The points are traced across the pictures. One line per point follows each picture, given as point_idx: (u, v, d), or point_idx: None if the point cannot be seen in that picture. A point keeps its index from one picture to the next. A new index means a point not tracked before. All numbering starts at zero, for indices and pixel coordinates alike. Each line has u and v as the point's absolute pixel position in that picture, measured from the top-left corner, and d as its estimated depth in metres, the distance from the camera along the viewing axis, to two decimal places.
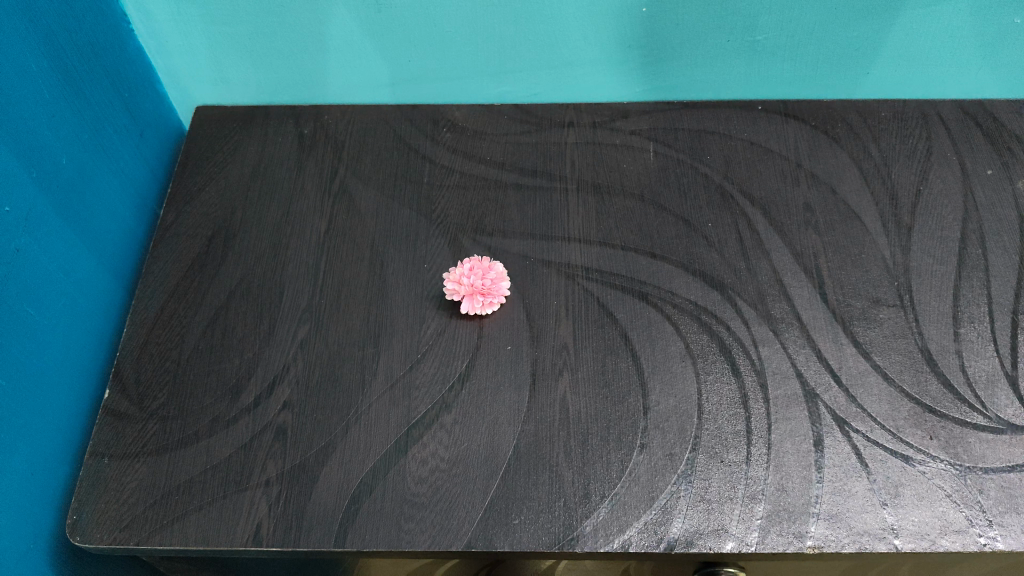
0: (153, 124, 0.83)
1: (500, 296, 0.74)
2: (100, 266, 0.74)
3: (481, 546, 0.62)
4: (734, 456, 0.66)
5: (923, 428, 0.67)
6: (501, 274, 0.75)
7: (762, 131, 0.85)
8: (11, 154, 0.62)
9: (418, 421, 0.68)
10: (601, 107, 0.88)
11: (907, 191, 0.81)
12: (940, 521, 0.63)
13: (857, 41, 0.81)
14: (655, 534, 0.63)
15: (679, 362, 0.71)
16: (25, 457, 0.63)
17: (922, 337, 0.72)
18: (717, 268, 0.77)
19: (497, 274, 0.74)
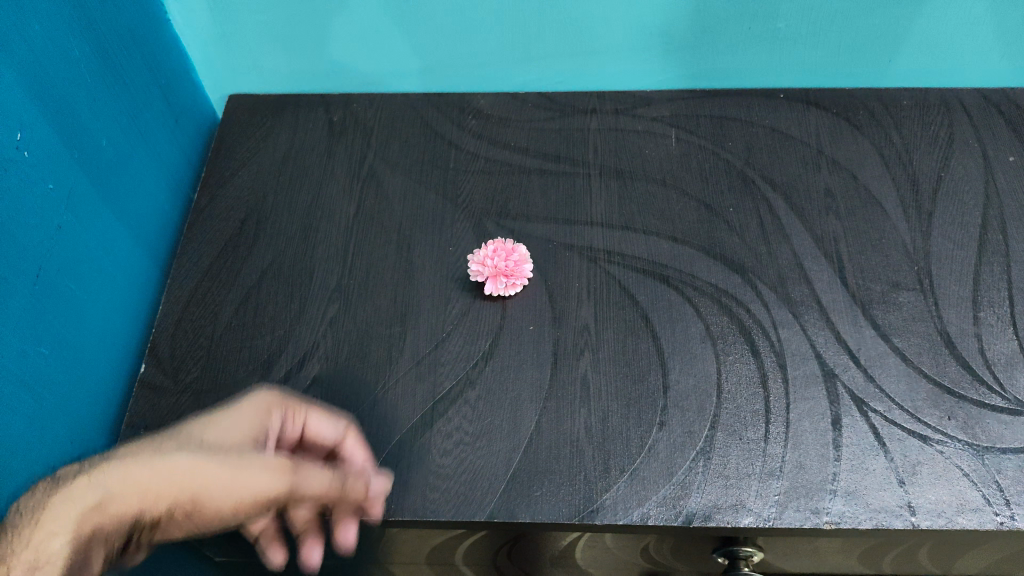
0: (188, 111, 0.86)
1: (521, 277, 0.75)
2: (137, 246, 0.76)
3: (504, 517, 0.64)
4: (752, 434, 0.67)
5: (941, 409, 0.68)
6: (523, 256, 0.76)
7: (784, 119, 0.86)
8: (53, 134, 0.65)
9: (443, 397, 0.70)
10: (624, 95, 0.89)
11: (928, 178, 0.82)
12: (957, 499, 0.64)
13: (879, 29, 0.82)
14: (673, 508, 0.64)
15: (700, 343, 0.72)
16: (65, 426, 0.65)
17: (941, 320, 0.73)
18: (738, 252, 0.78)
19: (520, 257, 0.76)
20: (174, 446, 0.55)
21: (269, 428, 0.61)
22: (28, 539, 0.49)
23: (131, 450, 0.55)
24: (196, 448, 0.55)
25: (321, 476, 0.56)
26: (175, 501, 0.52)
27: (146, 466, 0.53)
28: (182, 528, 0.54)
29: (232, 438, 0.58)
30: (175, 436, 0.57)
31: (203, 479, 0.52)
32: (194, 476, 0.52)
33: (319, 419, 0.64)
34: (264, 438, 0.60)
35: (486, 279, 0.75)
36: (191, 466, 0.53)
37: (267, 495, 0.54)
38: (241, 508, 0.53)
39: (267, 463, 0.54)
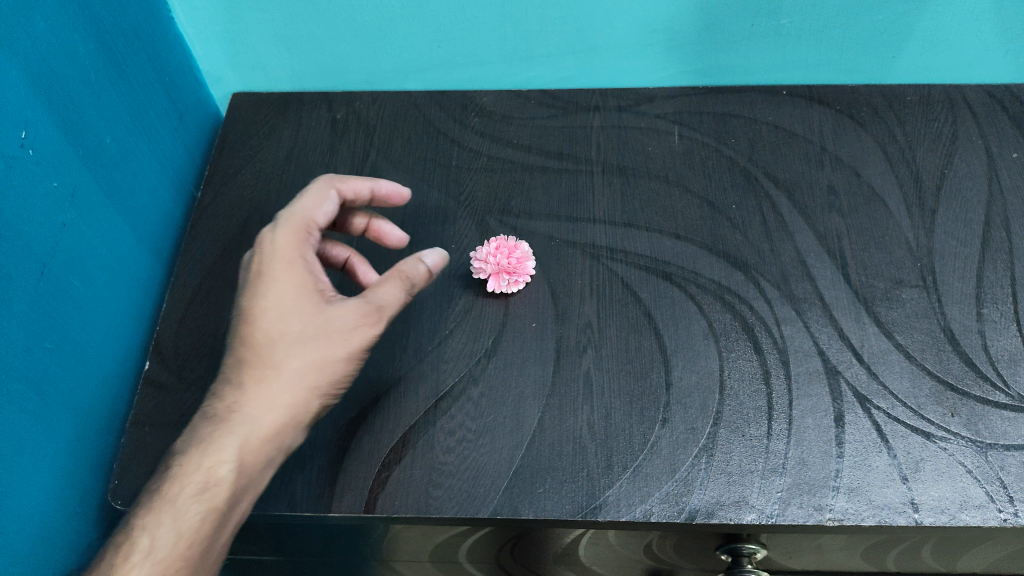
0: (191, 109, 0.86)
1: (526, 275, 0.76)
2: (141, 244, 0.77)
3: (507, 514, 0.64)
4: (754, 430, 0.67)
5: (944, 406, 0.68)
6: (525, 253, 0.76)
7: (787, 116, 0.86)
8: (57, 131, 0.65)
9: (446, 394, 0.70)
10: (627, 92, 0.89)
11: (932, 174, 0.82)
12: (961, 496, 0.64)
13: (883, 26, 0.81)
14: (675, 505, 0.64)
15: (703, 340, 0.72)
16: (70, 424, 0.66)
17: (944, 317, 0.73)
18: (741, 249, 0.78)
19: (522, 254, 0.76)
20: (279, 357, 0.63)
21: (304, 244, 0.68)
22: (235, 461, 0.61)
23: (260, 384, 0.62)
24: (308, 360, 0.63)
25: (397, 282, 0.67)
26: (322, 385, 0.64)
27: (284, 390, 0.62)
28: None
29: (288, 313, 0.64)
30: (269, 343, 0.63)
31: (331, 357, 0.64)
32: (323, 363, 0.63)
33: (310, 206, 0.70)
34: (307, 257, 0.68)
35: (489, 277, 0.75)
36: (344, 346, 0.65)
37: (382, 302, 0.66)
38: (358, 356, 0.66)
39: (362, 307, 0.65)
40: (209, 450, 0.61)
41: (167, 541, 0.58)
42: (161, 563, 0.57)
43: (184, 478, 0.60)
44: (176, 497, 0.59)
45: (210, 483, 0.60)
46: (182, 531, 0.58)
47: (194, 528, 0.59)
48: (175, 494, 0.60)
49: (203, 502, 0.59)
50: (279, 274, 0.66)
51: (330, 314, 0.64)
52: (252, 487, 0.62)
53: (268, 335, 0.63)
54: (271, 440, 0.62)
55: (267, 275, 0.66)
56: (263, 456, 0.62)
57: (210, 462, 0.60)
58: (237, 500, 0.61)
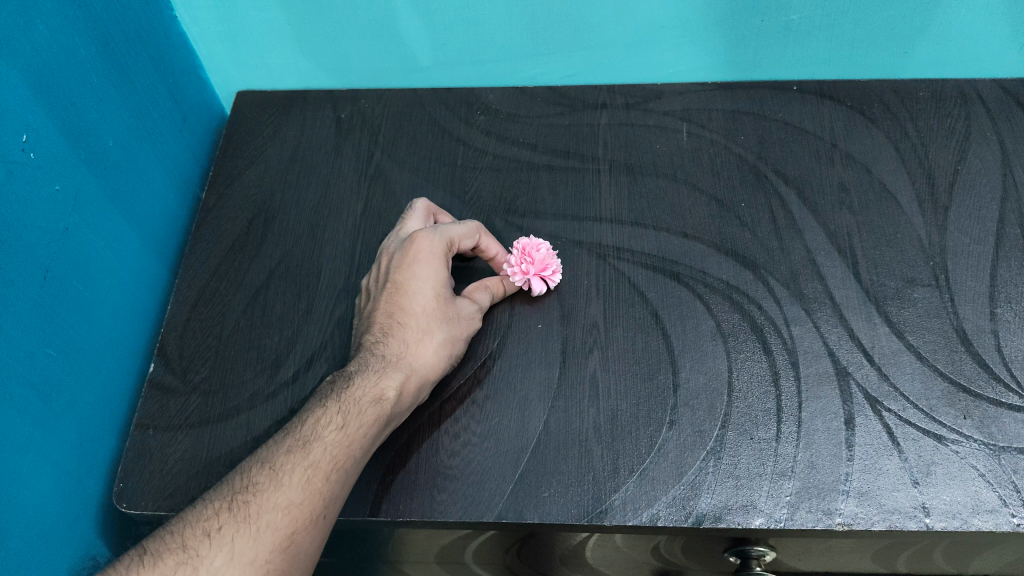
0: (195, 109, 0.86)
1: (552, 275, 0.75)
2: (145, 245, 0.76)
3: (512, 518, 0.63)
4: (763, 433, 0.66)
5: (957, 408, 0.67)
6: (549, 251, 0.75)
7: (797, 111, 0.85)
8: (58, 134, 0.65)
9: (451, 396, 0.70)
10: (635, 89, 0.88)
11: (945, 171, 0.80)
12: (973, 500, 0.63)
13: (895, 20, 0.80)
14: (683, 509, 0.63)
15: (711, 341, 0.71)
16: (74, 428, 0.65)
17: (957, 317, 0.72)
18: (750, 248, 0.77)
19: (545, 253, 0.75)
20: (433, 326, 0.66)
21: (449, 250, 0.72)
22: (402, 388, 0.62)
23: (421, 341, 0.65)
24: (452, 337, 0.67)
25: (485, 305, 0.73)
26: (449, 367, 0.68)
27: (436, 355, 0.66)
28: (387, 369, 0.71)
29: (444, 291, 0.68)
30: (426, 309, 0.66)
31: (462, 345, 0.68)
32: (459, 345, 0.68)
33: (461, 228, 0.72)
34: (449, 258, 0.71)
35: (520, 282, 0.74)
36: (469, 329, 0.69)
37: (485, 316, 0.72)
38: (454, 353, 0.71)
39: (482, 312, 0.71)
40: (380, 372, 0.62)
41: (355, 427, 0.58)
42: (349, 441, 0.58)
43: (364, 386, 0.61)
44: (358, 397, 0.60)
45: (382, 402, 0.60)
46: (360, 424, 0.59)
47: (370, 429, 0.59)
48: (357, 395, 0.60)
49: (379, 413, 0.60)
50: (435, 263, 0.69)
51: (466, 307, 0.69)
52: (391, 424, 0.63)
53: (423, 304, 0.67)
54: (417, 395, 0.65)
55: (421, 258, 0.69)
56: (411, 404, 0.64)
57: (383, 380, 0.62)
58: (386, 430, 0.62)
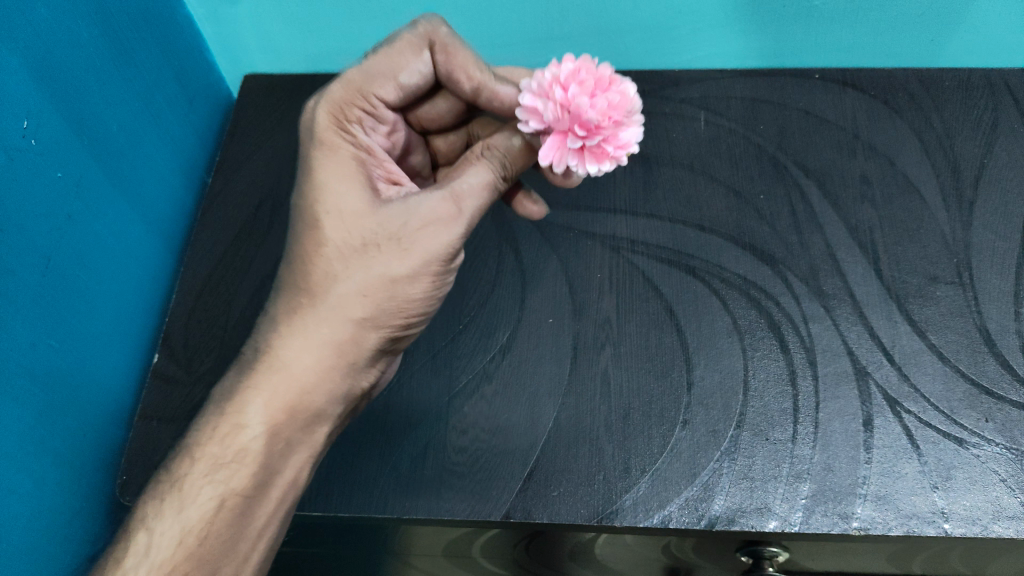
0: (203, 91, 0.84)
1: (622, 142, 0.53)
2: (150, 232, 0.75)
3: (520, 517, 0.62)
4: (779, 434, 0.65)
5: (979, 410, 0.65)
6: (585, 94, 0.51)
7: (819, 100, 0.83)
8: (60, 120, 0.63)
9: (459, 392, 0.68)
10: (652, 76, 0.86)
11: (970, 164, 0.78)
12: (993, 505, 0.61)
13: (923, 12, 0.77)
14: (696, 511, 0.62)
15: (726, 338, 0.69)
16: (77, 419, 0.64)
17: (981, 316, 0.70)
18: (769, 242, 0.75)
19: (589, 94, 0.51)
20: (317, 301, 0.52)
21: (367, 113, 0.57)
22: (269, 419, 0.51)
23: (297, 335, 0.52)
24: (357, 293, 0.52)
25: (475, 192, 0.54)
26: (389, 319, 0.53)
27: (325, 330, 0.52)
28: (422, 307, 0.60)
29: (334, 241, 0.52)
30: (307, 290, 0.52)
31: (403, 289, 0.52)
32: (391, 290, 0.52)
33: (362, 78, 0.56)
34: (361, 135, 0.56)
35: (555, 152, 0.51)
36: (393, 266, 0.52)
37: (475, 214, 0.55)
38: (443, 274, 0.54)
39: (439, 216, 0.53)
40: (236, 405, 0.51)
41: (193, 523, 0.49)
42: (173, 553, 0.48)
43: (206, 448, 0.50)
44: (193, 476, 0.50)
45: (230, 455, 0.50)
46: (198, 516, 0.49)
47: (212, 515, 0.49)
48: (200, 460, 0.50)
49: (220, 481, 0.50)
50: (314, 180, 0.54)
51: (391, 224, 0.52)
52: (297, 448, 0.52)
53: (302, 286, 0.53)
54: (321, 387, 0.52)
55: (303, 206, 0.54)
56: (320, 400, 0.52)
57: (233, 434, 0.50)
58: (290, 451, 0.52)
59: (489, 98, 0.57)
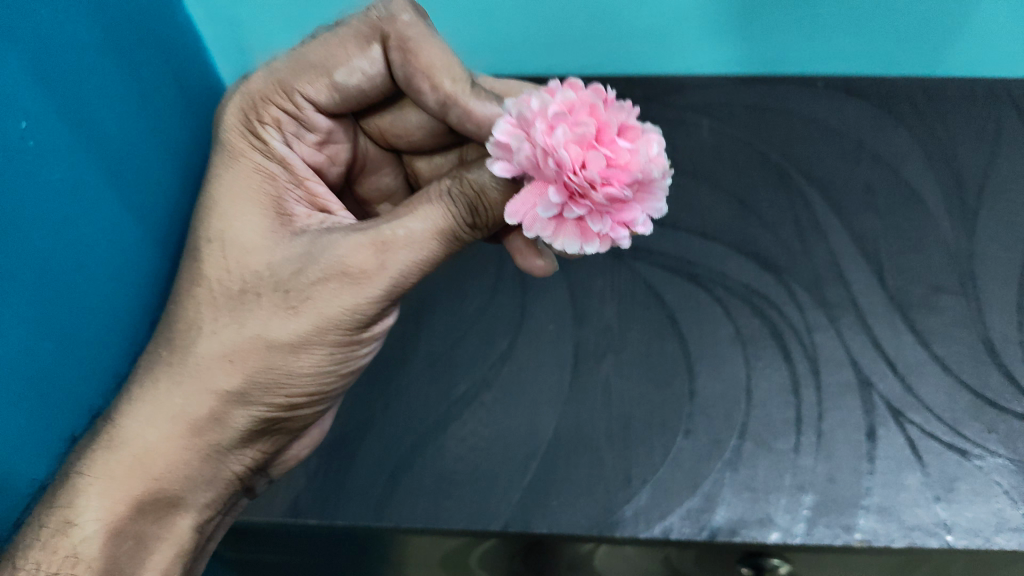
0: (203, 96, 0.83)
1: (619, 214, 0.46)
2: (148, 238, 0.73)
3: (519, 529, 0.61)
4: (781, 444, 0.64)
5: (982, 421, 0.64)
6: (575, 148, 0.44)
7: (823, 108, 0.82)
8: (60, 119, 0.62)
9: (458, 399, 0.67)
10: (655, 83, 0.86)
11: (974, 174, 0.77)
12: (997, 518, 0.60)
13: (926, 21, 0.77)
14: (697, 521, 0.61)
15: (729, 347, 0.69)
16: (72, 428, 0.62)
17: (985, 327, 0.69)
18: (772, 251, 0.74)
19: (586, 146, 0.44)
20: (180, 385, 0.53)
21: (292, 117, 0.60)
22: (113, 510, 0.51)
23: (155, 416, 0.53)
24: (227, 362, 0.53)
25: (410, 246, 0.53)
26: (269, 393, 0.55)
27: (202, 397, 0.53)
28: (350, 371, 0.60)
29: (212, 321, 0.54)
30: (168, 373, 0.54)
31: (285, 362, 0.54)
32: (268, 364, 0.53)
33: (289, 72, 0.59)
34: (274, 138, 0.59)
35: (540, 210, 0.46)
36: (267, 347, 0.53)
37: (396, 279, 0.53)
38: (348, 345, 0.56)
39: (339, 284, 0.53)
40: (80, 490, 0.51)
41: None
42: None
43: (46, 537, 0.50)
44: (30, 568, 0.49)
45: (70, 547, 0.50)
46: None
47: None
48: (38, 550, 0.49)
49: None
50: (218, 199, 0.57)
51: (281, 284, 0.53)
52: (146, 535, 0.53)
53: (162, 372, 0.54)
54: (204, 462, 0.54)
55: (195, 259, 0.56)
56: (179, 478, 0.53)
57: (74, 526, 0.50)
58: (139, 546, 0.52)
59: (461, 115, 0.56)
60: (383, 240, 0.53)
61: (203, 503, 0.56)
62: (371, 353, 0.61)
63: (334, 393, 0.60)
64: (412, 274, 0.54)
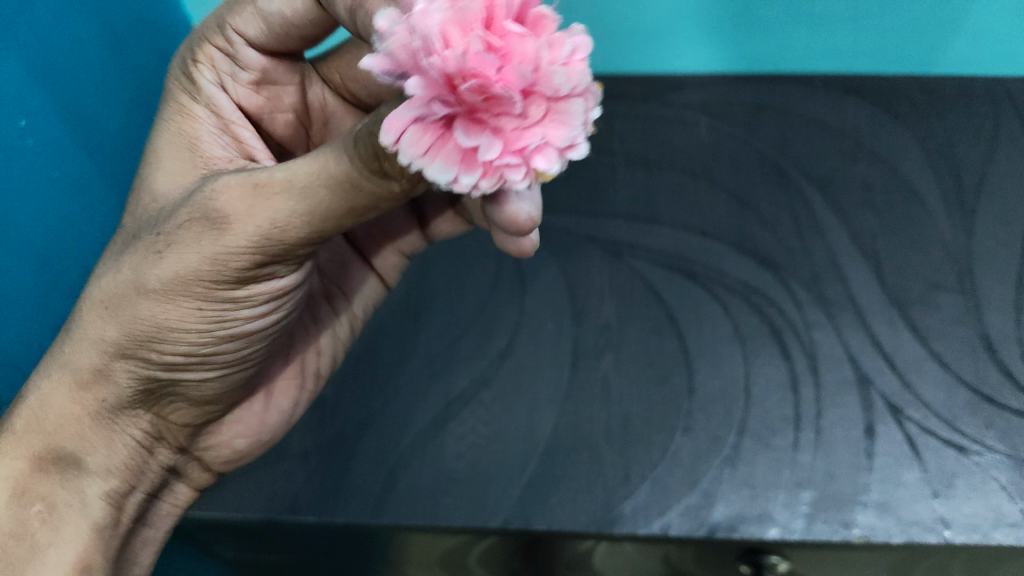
0: None
1: (508, 135, 0.35)
2: None
3: (518, 525, 0.61)
4: (780, 441, 0.64)
5: (980, 418, 0.65)
6: (451, 29, 0.33)
7: (822, 107, 0.83)
8: (64, 120, 0.62)
9: (457, 397, 0.67)
10: (653, 81, 0.86)
11: (972, 172, 0.78)
12: (994, 513, 0.60)
13: (925, 18, 0.77)
14: (696, 518, 0.61)
15: (728, 345, 0.69)
16: None
17: (983, 324, 0.69)
18: (770, 248, 0.74)
19: (463, 32, 0.34)
20: (75, 333, 0.51)
21: (224, 54, 0.58)
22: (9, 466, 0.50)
23: (55, 365, 0.51)
24: (102, 310, 0.49)
25: (286, 192, 0.43)
26: (151, 344, 0.49)
27: (82, 349, 0.50)
28: (253, 337, 0.54)
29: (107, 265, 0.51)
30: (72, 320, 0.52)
31: (155, 313, 0.48)
32: (138, 311, 0.48)
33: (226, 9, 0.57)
34: (205, 75, 0.58)
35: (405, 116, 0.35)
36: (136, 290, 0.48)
37: (265, 224, 0.44)
38: (221, 305, 0.49)
39: (201, 223, 0.45)
40: None
41: None
42: None
43: None
44: None
45: None
46: None
47: None
48: None
49: None
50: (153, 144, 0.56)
51: (158, 224, 0.49)
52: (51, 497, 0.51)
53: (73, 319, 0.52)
54: (80, 418, 0.52)
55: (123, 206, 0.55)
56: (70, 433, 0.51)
57: None
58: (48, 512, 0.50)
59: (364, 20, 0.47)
60: (256, 182, 0.44)
61: None
62: (282, 321, 0.55)
63: (236, 359, 0.55)
64: (289, 220, 0.44)
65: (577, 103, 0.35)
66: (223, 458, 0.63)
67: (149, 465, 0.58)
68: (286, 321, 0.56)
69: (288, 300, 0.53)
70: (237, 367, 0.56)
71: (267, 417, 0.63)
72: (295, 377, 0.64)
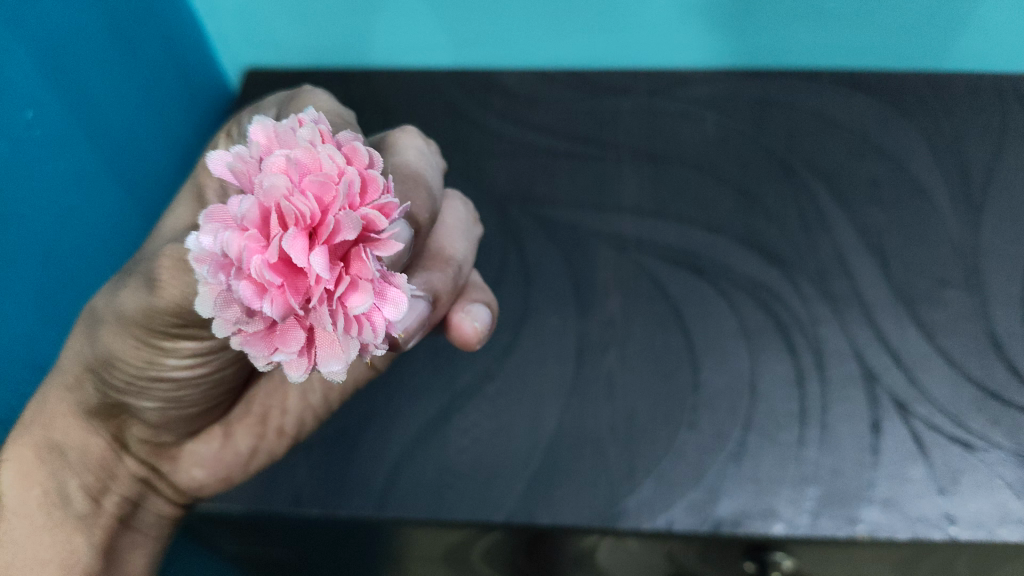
0: (201, 86, 0.83)
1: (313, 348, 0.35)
2: (147, 227, 0.73)
3: (522, 519, 0.61)
4: (786, 436, 0.64)
5: (987, 414, 0.64)
6: (297, 245, 0.33)
7: (829, 102, 0.82)
8: (62, 109, 0.62)
9: (462, 391, 0.67)
10: (660, 76, 0.85)
11: (979, 168, 0.77)
12: (999, 510, 0.60)
13: (932, 12, 0.77)
14: (700, 513, 0.61)
15: (734, 340, 0.69)
16: None
17: (990, 321, 0.69)
18: (777, 244, 0.74)
19: (265, 243, 0.33)
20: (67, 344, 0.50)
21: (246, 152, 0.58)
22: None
23: (51, 373, 0.51)
24: (81, 328, 0.48)
25: None
26: (108, 371, 0.48)
27: (63, 358, 0.50)
28: (192, 382, 0.50)
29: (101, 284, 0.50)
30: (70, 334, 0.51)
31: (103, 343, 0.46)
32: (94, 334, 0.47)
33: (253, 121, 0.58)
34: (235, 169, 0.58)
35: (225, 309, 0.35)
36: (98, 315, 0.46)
37: (181, 298, 0.41)
38: (155, 352, 0.46)
39: (141, 282, 0.43)
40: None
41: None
42: None
43: None
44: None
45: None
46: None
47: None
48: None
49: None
50: None
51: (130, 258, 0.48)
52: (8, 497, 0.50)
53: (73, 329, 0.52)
54: (54, 414, 0.51)
55: None
56: (45, 440, 0.51)
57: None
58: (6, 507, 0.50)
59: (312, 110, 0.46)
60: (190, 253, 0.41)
61: (82, 474, 0.52)
62: (226, 370, 0.51)
63: (180, 398, 0.51)
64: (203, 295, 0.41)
65: (374, 332, 0.35)
66: (183, 487, 0.58)
67: (116, 473, 0.54)
68: (230, 370, 0.52)
69: (226, 354, 0.49)
70: (181, 406, 0.52)
71: (225, 455, 0.58)
72: (254, 423, 0.59)
